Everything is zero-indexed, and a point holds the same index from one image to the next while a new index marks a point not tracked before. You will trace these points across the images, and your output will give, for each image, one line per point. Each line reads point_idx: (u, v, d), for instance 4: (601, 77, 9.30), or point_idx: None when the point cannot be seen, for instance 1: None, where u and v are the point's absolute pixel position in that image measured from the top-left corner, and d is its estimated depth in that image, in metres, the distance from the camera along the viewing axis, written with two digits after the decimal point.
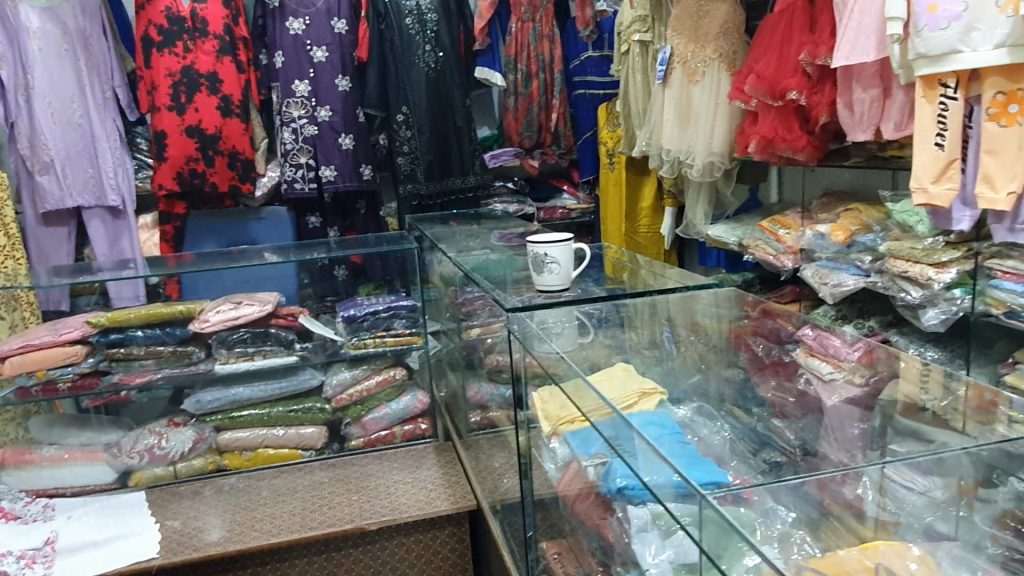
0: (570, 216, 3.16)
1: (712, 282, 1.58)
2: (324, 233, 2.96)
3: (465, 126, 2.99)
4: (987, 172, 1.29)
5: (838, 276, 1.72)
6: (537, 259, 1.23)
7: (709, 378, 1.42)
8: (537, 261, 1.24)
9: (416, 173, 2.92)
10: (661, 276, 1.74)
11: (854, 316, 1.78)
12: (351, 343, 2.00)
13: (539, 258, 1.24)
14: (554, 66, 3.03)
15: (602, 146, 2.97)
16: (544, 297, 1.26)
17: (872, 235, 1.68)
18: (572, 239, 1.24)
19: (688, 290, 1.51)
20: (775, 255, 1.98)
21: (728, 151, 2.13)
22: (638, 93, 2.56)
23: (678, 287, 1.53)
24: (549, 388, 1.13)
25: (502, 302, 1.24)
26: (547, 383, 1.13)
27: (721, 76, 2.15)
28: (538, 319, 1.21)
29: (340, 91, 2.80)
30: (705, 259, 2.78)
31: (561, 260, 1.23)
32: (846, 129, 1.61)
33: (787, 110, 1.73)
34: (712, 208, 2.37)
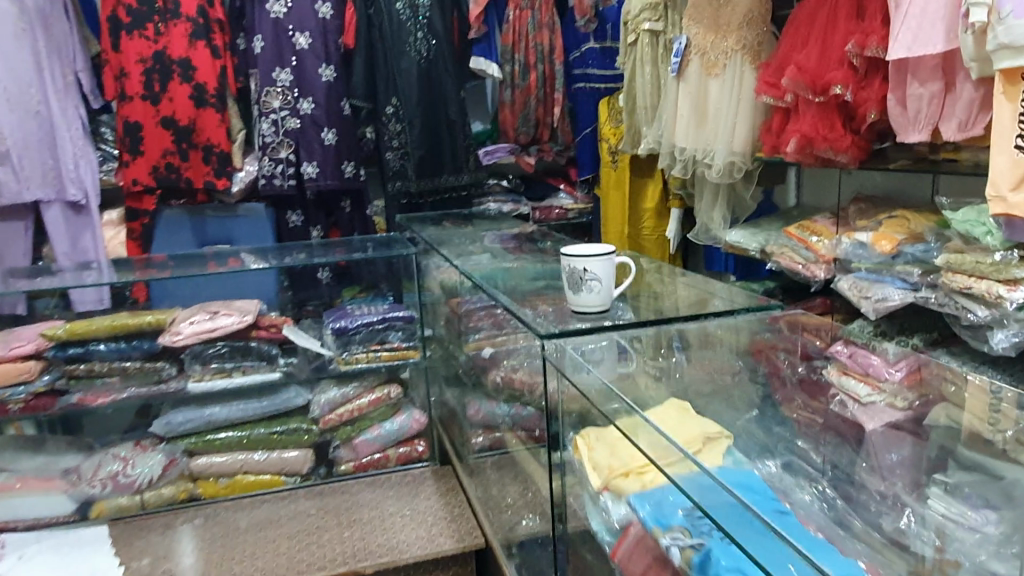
0: (568, 216, 3.00)
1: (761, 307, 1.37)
2: (306, 232, 2.75)
3: (459, 119, 2.80)
4: None
5: (882, 290, 1.57)
6: (574, 276, 1.05)
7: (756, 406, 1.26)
8: (573, 278, 1.06)
9: (406, 170, 2.73)
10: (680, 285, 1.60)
11: (895, 333, 1.64)
12: (341, 358, 1.81)
13: (576, 274, 1.05)
14: (555, 57, 2.86)
15: (603, 142, 2.77)
16: (582, 323, 1.07)
17: (924, 246, 1.55)
18: (615, 251, 1.04)
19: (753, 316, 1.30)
20: (805, 264, 1.83)
21: (750, 151, 1.97)
22: (647, 87, 2.40)
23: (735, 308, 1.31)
24: (604, 426, 0.94)
25: (536, 328, 1.04)
26: (599, 425, 0.95)
27: (744, 70, 1.99)
28: (576, 345, 1.03)
29: (323, 80, 2.59)
30: (711, 263, 2.63)
31: (602, 277, 1.04)
32: (898, 128, 1.45)
33: (829, 107, 1.57)
34: (730, 211, 2.21)
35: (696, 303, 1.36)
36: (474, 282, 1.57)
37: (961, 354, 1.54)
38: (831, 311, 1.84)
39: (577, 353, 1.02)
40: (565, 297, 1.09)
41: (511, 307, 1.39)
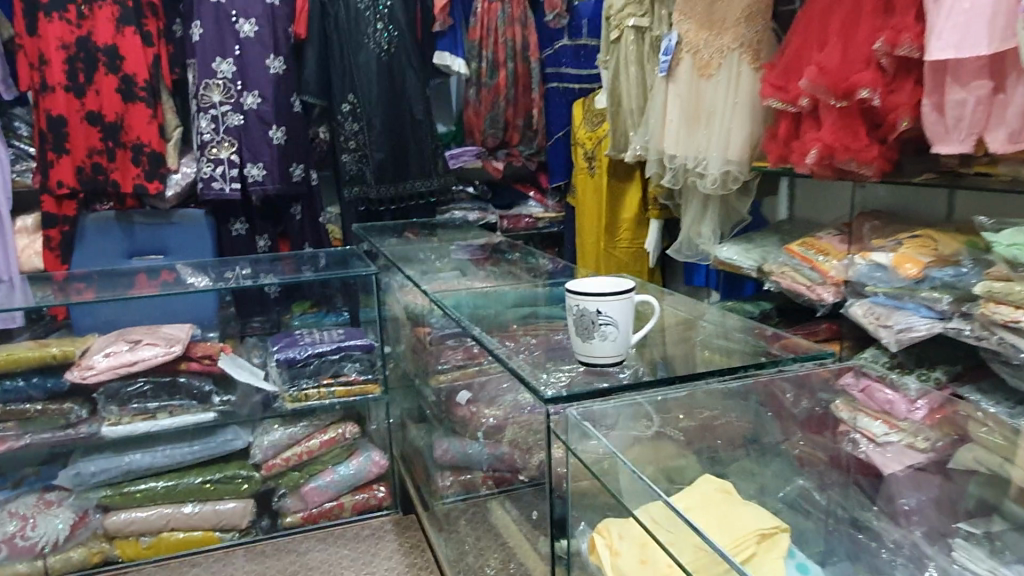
0: (537, 225, 2.81)
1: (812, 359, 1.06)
2: (251, 242, 2.49)
3: (425, 120, 2.54)
4: None
5: (906, 319, 1.40)
6: (584, 320, 0.84)
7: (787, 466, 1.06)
8: (582, 322, 0.85)
9: (364, 174, 2.48)
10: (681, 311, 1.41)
11: (914, 366, 1.48)
12: (288, 395, 1.56)
13: (585, 318, 0.84)
14: (529, 55, 2.66)
15: (578, 147, 2.58)
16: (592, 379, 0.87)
17: (954, 269, 1.37)
18: (634, 288, 0.83)
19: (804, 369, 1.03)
20: (809, 286, 1.65)
21: (747, 159, 1.78)
22: (632, 89, 2.22)
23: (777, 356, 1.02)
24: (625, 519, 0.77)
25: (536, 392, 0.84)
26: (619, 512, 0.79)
27: (742, 70, 1.80)
28: (586, 410, 0.82)
29: (271, 73, 2.32)
30: (691, 278, 2.45)
31: (619, 321, 0.83)
32: (931, 138, 1.30)
33: (851, 113, 1.40)
34: (722, 223, 2.02)
35: (712, 341, 1.16)
36: (445, 307, 1.34)
37: (992, 393, 1.37)
38: (838, 338, 1.68)
39: (582, 415, 0.81)
40: (571, 346, 0.87)
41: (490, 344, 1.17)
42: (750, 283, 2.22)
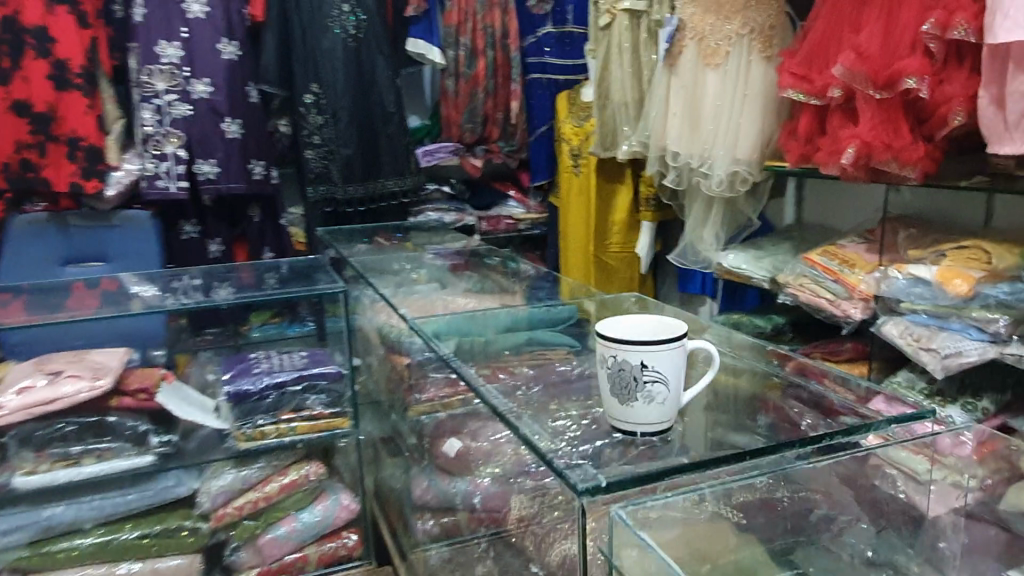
0: (518, 227, 2.59)
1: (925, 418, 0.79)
2: (203, 247, 2.24)
3: (396, 112, 2.32)
4: None
5: (955, 343, 1.24)
6: (623, 376, 0.65)
7: (858, 542, 0.86)
8: (619, 378, 0.66)
9: (330, 172, 2.24)
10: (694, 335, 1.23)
11: (955, 394, 1.32)
12: (240, 433, 1.35)
13: (624, 373, 0.65)
14: (509, 43, 2.43)
15: (563, 143, 2.39)
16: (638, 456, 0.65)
17: (1011, 285, 1.21)
18: (687, 333, 0.65)
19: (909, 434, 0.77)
20: (833, 300, 1.47)
21: (758, 159, 1.60)
22: (627, 79, 2.03)
23: (878, 419, 0.76)
24: None
25: (565, 479, 0.61)
26: None
27: (752, 59, 1.61)
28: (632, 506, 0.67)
29: (223, 59, 2.08)
30: (685, 286, 2.27)
31: (668, 378, 0.65)
32: (986, 136, 1.11)
33: (892, 105, 1.21)
34: (727, 228, 1.83)
35: (739, 388, 0.99)
36: (427, 337, 1.14)
37: None
38: (866, 359, 1.51)
39: (629, 515, 0.66)
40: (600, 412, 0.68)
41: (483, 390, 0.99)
42: (752, 292, 2.04)
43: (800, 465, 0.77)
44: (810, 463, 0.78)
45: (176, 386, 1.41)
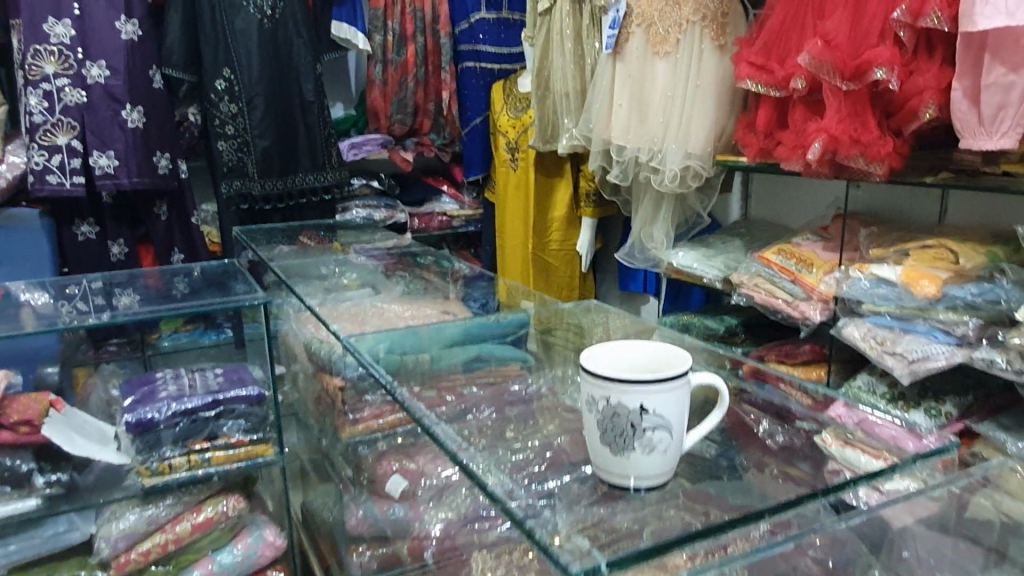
0: (451, 224, 2.48)
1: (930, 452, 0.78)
2: (102, 249, 2.01)
3: (318, 101, 2.14)
4: None
5: (922, 346, 1.18)
6: (615, 423, 0.56)
7: None
8: (610, 426, 0.57)
9: (245, 165, 2.05)
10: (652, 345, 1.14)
11: (918, 398, 1.27)
12: (145, 469, 1.17)
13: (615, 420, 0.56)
14: (440, 28, 2.29)
15: (499, 135, 2.27)
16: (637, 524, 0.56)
17: (978, 285, 1.16)
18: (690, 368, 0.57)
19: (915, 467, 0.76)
20: (789, 302, 1.41)
21: (711, 153, 1.52)
22: (568, 68, 1.92)
23: (901, 458, 0.77)
24: None
25: (557, 562, 0.53)
26: None
27: (703, 46, 1.53)
28: None
29: (122, 39, 1.86)
30: (626, 283, 2.19)
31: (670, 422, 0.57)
32: (959, 130, 1.06)
33: (859, 97, 1.15)
34: (676, 225, 1.75)
35: None
36: (366, 358, 0.99)
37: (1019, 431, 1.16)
38: (823, 361, 1.45)
39: None
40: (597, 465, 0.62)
41: (428, 416, 0.86)
42: (698, 292, 1.95)
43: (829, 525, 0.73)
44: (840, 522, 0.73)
45: (67, 411, 1.23)
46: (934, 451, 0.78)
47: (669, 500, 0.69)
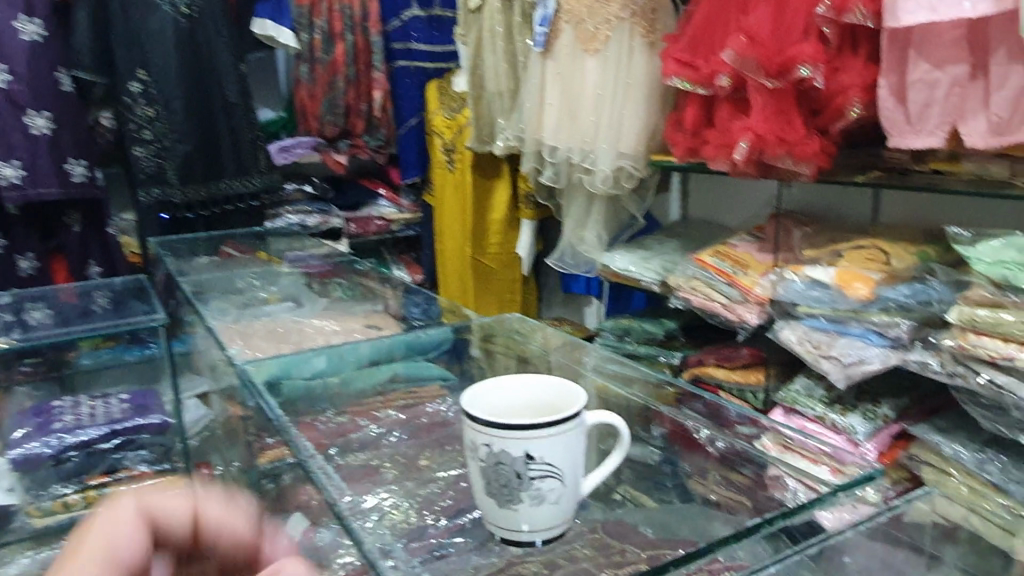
0: (390, 228, 2.39)
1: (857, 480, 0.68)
2: (10, 265, 1.86)
3: (241, 103, 2.04)
4: None
5: (856, 350, 1.16)
6: (502, 475, 0.56)
7: None
8: (498, 477, 0.56)
9: (165, 172, 1.95)
10: (581, 357, 1.08)
11: (856, 401, 1.24)
12: (38, 507, 1.14)
13: (500, 474, 0.56)
14: (369, 26, 2.21)
15: (434, 136, 2.20)
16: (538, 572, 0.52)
17: (910, 287, 1.14)
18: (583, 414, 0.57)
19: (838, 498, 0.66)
20: (726, 305, 1.37)
21: (643, 153, 1.48)
22: (500, 67, 1.87)
23: (824, 490, 0.67)
24: None
25: None
26: None
27: (633, 44, 1.48)
28: None
29: (23, 41, 1.74)
30: (568, 286, 2.14)
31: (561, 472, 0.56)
32: (886, 128, 1.04)
33: (783, 95, 1.11)
34: (611, 227, 1.71)
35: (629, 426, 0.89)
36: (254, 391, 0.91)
37: (955, 432, 1.15)
38: (762, 364, 1.42)
39: None
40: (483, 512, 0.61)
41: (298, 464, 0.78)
42: (638, 294, 1.90)
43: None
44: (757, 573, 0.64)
45: None
46: (863, 478, 0.68)
47: (582, 536, 0.66)
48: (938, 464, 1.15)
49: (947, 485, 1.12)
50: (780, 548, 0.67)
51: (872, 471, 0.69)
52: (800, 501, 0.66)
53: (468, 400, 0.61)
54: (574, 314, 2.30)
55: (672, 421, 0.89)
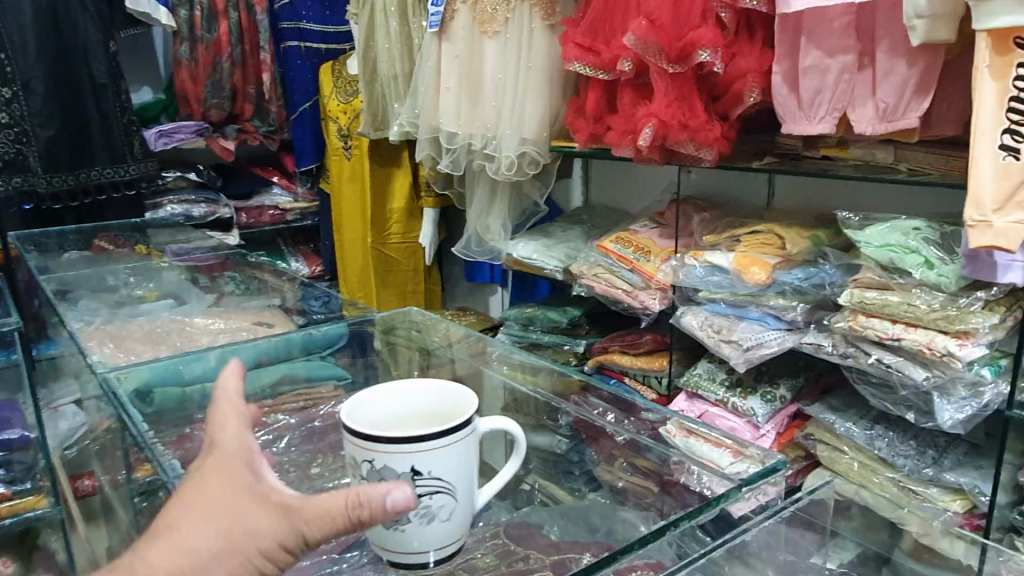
0: (284, 218, 2.29)
1: (765, 469, 0.66)
2: None
3: (111, 84, 1.86)
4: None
5: (756, 334, 1.17)
6: (386, 494, 0.52)
7: None
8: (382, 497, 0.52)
9: (25, 159, 1.78)
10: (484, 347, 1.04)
11: (755, 383, 1.26)
12: None
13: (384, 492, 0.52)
14: (255, 3, 2.07)
15: (329, 121, 2.11)
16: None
17: (804, 271, 1.15)
18: (474, 419, 0.54)
19: (748, 493, 0.64)
20: (629, 292, 1.37)
21: (545, 138, 1.45)
22: (395, 49, 1.79)
23: (730, 484, 0.65)
24: None
25: None
26: None
27: (533, 26, 1.43)
28: None
29: None
30: (472, 275, 2.11)
31: (453, 485, 0.53)
32: (781, 115, 1.05)
33: (684, 80, 1.10)
34: (514, 214, 1.68)
35: (534, 420, 0.86)
36: (120, 402, 0.82)
37: (847, 410, 1.18)
38: (665, 349, 1.43)
39: None
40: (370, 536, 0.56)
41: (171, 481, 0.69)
42: (543, 283, 1.87)
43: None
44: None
45: None
46: (769, 470, 0.66)
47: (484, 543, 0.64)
48: (831, 442, 1.19)
49: (840, 462, 1.16)
50: (688, 552, 0.66)
51: (781, 460, 0.67)
52: (708, 497, 0.63)
53: (349, 418, 0.56)
54: (478, 304, 2.25)
55: (578, 411, 0.86)
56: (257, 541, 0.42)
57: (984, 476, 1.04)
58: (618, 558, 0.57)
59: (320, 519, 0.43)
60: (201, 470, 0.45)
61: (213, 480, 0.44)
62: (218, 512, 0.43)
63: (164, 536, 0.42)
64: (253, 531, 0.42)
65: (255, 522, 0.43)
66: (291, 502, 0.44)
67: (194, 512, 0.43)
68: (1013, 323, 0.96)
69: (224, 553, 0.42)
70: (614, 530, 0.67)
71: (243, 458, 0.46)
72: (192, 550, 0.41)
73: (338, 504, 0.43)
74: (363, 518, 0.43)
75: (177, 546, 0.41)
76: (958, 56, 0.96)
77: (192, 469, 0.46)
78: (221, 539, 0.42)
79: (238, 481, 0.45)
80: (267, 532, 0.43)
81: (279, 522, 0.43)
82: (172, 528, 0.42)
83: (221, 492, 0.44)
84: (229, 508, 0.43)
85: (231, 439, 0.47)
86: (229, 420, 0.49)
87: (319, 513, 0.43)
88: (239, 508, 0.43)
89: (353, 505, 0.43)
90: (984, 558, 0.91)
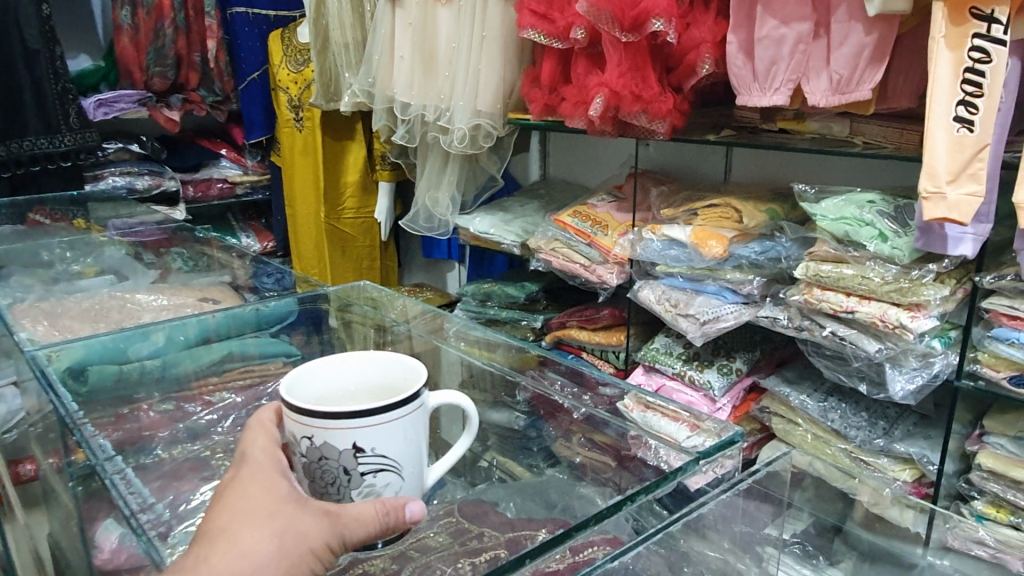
0: (234, 192, 2.22)
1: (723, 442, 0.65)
2: None
3: (44, 49, 1.76)
4: (979, 169, 0.82)
5: (712, 307, 1.17)
6: (327, 476, 0.49)
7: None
8: (322, 478, 0.49)
9: None
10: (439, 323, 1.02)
11: (712, 357, 1.26)
12: None
13: (323, 471, 0.49)
14: None
15: (279, 91, 2.04)
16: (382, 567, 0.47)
17: (760, 244, 1.15)
18: (421, 393, 0.51)
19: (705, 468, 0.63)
20: (586, 266, 1.36)
21: (499, 111, 1.42)
22: (346, 16, 1.74)
23: (688, 458, 0.63)
24: None
25: None
26: None
27: None
28: None
29: None
30: (429, 251, 2.07)
31: (399, 461, 0.50)
32: (736, 86, 1.04)
33: (638, 51, 1.08)
34: (466, 188, 1.65)
35: (491, 397, 0.84)
36: (50, 382, 0.77)
37: (801, 382, 1.19)
38: (623, 324, 1.42)
39: None
40: None
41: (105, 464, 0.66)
42: (501, 258, 1.85)
43: (610, 558, 0.61)
44: (617, 554, 0.62)
45: None
46: (726, 444, 0.65)
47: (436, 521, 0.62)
48: (786, 415, 1.19)
49: (795, 434, 1.17)
50: (644, 526, 0.65)
51: (739, 434, 0.66)
52: (666, 471, 0.62)
53: (287, 391, 0.53)
54: (435, 280, 2.22)
55: (536, 386, 0.84)
56: (307, 547, 0.45)
57: (932, 446, 1.05)
58: (572, 537, 0.56)
59: (358, 524, 0.47)
60: (242, 483, 0.48)
61: (259, 491, 0.47)
62: (268, 517, 0.46)
63: (222, 540, 0.44)
64: (303, 535, 0.45)
65: (303, 525, 0.46)
66: (333, 507, 0.47)
67: (248, 518, 0.45)
68: (963, 295, 0.98)
69: (277, 557, 0.44)
70: (570, 505, 0.66)
71: (278, 470, 0.49)
72: (253, 550, 0.44)
73: (372, 510, 0.47)
74: (390, 525, 0.48)
75: (237, 549, 0.44)
76: (913, 29, 0.96)
77: (232, 481, 0.48)
78: (276, 542, 0.45)
79: (278, 488, 0.47)
80: (316, 537, 0.45)
81: (325, 527, 0.46)
82: (228, 532, 0.45)
83: (265, 503, 0.46)
84: (277, 515, 0.46)
85: (260, 452, 0.50)
86: (264, 439, 0.51)
87: (359, 517, 0.47)
88: (288, 514, 0.46)
89: (383, 511, 0.47)
90: (932, 524, 0.95)
